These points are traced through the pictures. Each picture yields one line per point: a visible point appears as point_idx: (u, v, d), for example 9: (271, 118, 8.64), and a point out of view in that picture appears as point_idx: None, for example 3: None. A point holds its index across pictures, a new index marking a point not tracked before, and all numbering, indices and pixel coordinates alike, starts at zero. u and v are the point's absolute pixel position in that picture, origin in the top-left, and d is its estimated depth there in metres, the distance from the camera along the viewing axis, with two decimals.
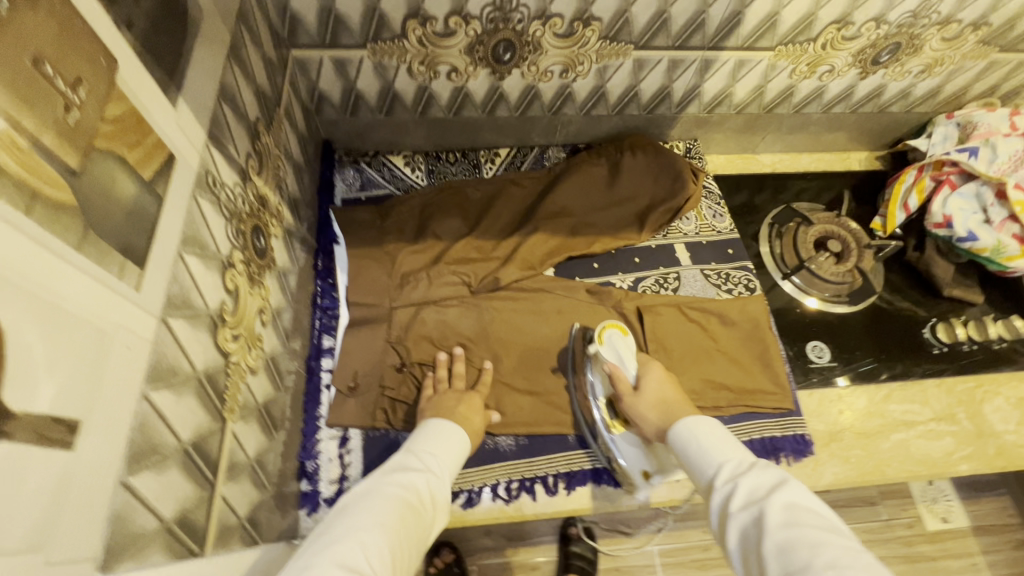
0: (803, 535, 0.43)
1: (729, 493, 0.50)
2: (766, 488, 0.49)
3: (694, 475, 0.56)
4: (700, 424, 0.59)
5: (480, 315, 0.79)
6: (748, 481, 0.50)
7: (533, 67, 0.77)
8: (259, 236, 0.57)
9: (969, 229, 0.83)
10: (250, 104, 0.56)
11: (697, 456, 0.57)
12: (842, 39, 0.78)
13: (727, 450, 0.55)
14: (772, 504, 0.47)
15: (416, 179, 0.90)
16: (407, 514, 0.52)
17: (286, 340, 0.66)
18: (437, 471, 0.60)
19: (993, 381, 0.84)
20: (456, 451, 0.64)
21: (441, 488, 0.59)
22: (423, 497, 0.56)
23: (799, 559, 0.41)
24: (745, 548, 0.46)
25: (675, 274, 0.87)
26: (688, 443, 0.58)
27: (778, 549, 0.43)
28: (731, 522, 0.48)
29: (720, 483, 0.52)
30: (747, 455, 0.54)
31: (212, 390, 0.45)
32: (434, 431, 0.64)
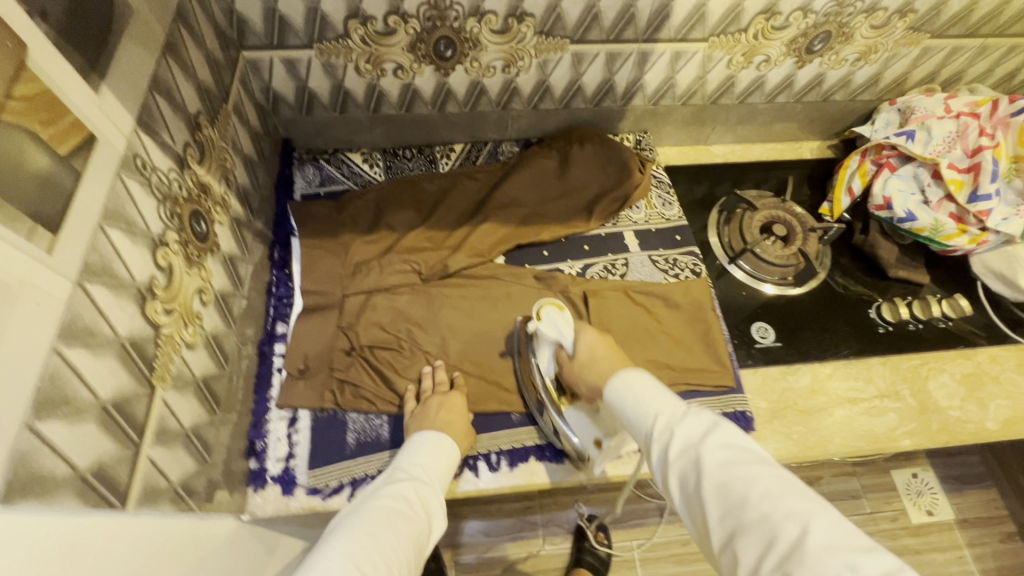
0: (736, 474, 0.47)
1: (667, 444, 0.52)
2: (698, 434, 0.51)
3: (631, 429, 0.57)
4: (636, 380, 0.59)
5: (430, 300, 0.82)
6: (681, 432, 0.52)
7: (475, 63, 0.81)
8: (199, 220, 0.60)
9: (908, 209, 0.84)
10: (190, 97, 0.60)
11: (635, 410, 0.57)
12: (773, 29, 0.81)
13: (659, 400, 0.56)
14: (706, 448, 0.50)
15: (374, 174, 0.94)
16: (398, 522, 0.56)
17: (235, 323, 0.69)
18: (426, 480, 0.63)
19: (938, 359, 0.85)
20: (444, 460, 0.66)
21: (432, 494, 0.62)
22: (414, 506, 0.59)
23: (738, 496, 0.46)
24: (685, 493, 0.50)
25: (623, 260, 0.89)
26: (623, 400, 0.58)
27: (717, 492, 0.47)
28: (670, 473, 0.51)
29: (657, 434, 0.53)
30: (675, 402, 0.55)
31: (138, 356, 0.48)
32: (417, 444, 0.67)
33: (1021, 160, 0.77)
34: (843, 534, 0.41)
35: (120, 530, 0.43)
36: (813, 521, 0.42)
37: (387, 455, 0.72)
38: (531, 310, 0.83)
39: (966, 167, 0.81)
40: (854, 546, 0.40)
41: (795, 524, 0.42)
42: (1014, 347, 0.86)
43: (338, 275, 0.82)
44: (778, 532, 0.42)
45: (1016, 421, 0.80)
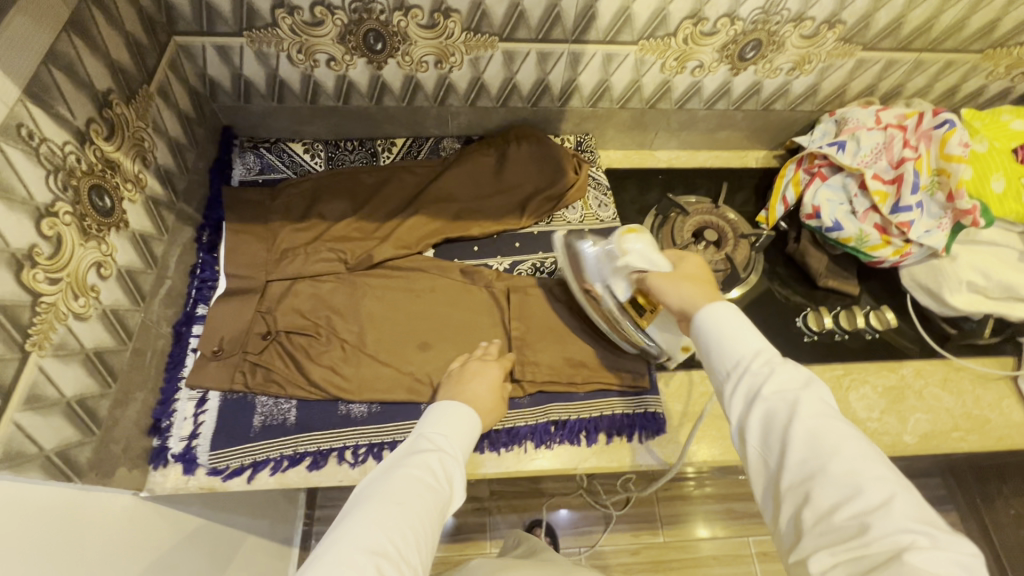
0: (832, 427, 0.48)
1: (763, 378, 0.52)
2: (798, 382, 0.51)
3: (718, 353, 0.56)
4: (727, 312, 0.58)
5: (353, 289, 0.83)
6: (781, 373, 0.52)
7: (407, 57, 0.82)
8: (102, 195, 0.61)
9: (835, 218, 0.84)
10: (99, 74, 0.61)
11: (730, 339, 0.55)
12: (702, 35, 0.81)
13: (755, 337, 0.55)
14: (806, 397, 0.50)
15: (314, 165, 0.95)
16: (425, 493, 0.56)
17: (143, 300, 0.70)
18: (451, 452, 0.62)
19: (862, 370, 0.84)
20: (467, 432, 0.65)
21: (456, 467, 0.61)
22: (438, 477, 0.59)
23: (829, 445, 0.46)
24: (766, 430, 0.50)
25: (553, 259, 0.89)
26: (719, 329, 0.56)
27: (806, 436, 0.47)
28: (759, 405, 0.51)
29: (755, 368, 0.53)
30: (768, 345, 0.54)
31: (7, 321, 0.49)
32: (446, 416, 0.66)
33: (942, 173, 0.78)
34: (923, 511, 0.42)
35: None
36: (902, 492, 0.43)
37: (291, 439, 0.72)
38: (453, 303, 0.83)
39: (891, 178, 0.81)
40: (935, 523, 0.42)
41: (881, 491, 0.43)
42: (940, 362, 0.85)
43: (263, 260, 0.83)
44: (863, 488, 0.43)
45: (934, 436, 0.79)
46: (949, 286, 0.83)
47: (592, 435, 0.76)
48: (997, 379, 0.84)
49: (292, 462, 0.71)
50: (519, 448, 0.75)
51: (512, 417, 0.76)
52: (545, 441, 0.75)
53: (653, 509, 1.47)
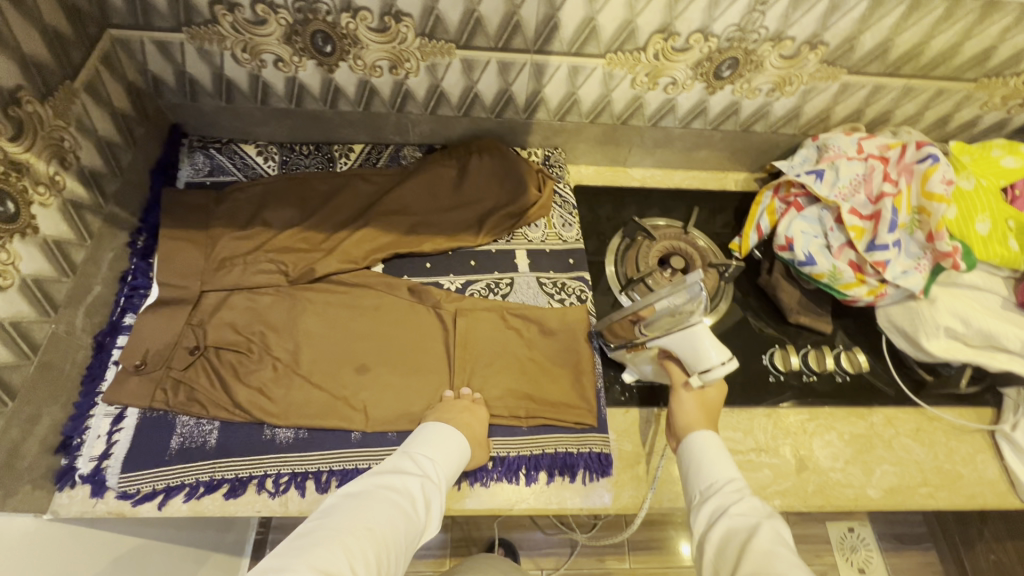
0: (784, 549, 0.51)
1: (731, 502, 0.57)
2: (762, 510, 0.56)
3: (698, 470, 0.63)
4: (713, 441, 0.64)
5: (293, 304, 0.78)
6: (748, 502, 0.57)
7: (359, 61, 0.77)
8: (2, 199, 0.57)
9: (808, 253, 0.79)
10: (6, 70, 0.57)
11: (711, 462, 0.62)
12: (674, 50, 0.76)
13: (731, 468, 0.62)
14: (767, 521, 0.54)
15: (267, 168, 0.90)
16: (399, 518, 0.55)
17: (56, 310, 0.66)
18: (434, 479, 0.61)
19: (829, 416, 0.79)
20: (455, 456, 0.64)
21: (437, 496, 0.60)
22: (416, 501, 0.58)
23: (778, 562, 0.49)
24: (725, 542, 0.54)
25: (508, 280, 0.84)
26: (704, 448, 0.64)
27: (758, 551, 0.50)
28: (721, 519, 0.56)
29: (726, 490, 0.59)
30: (742, 479, 0.61)
31: None
32: (437, 439, 0.64)
33: (922, 212, 0.73)
34: None
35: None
36: None
37: (209, 464, 0.68)
38: (397, 324, 0.78)
39: (869, 214, 0.76)
40: None
41: None
42: (913, 410, 0.80)
43: (200, 268, 0.79)
44: None
45: (901, 491, 0.74)
46: (926, 329, 0.77)
47: (532, 473, 0.71)
48: (972, 432, 0.79)
49: (208, 488, 0.67)
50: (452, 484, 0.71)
51: None
52: (480, 478, 0.71)
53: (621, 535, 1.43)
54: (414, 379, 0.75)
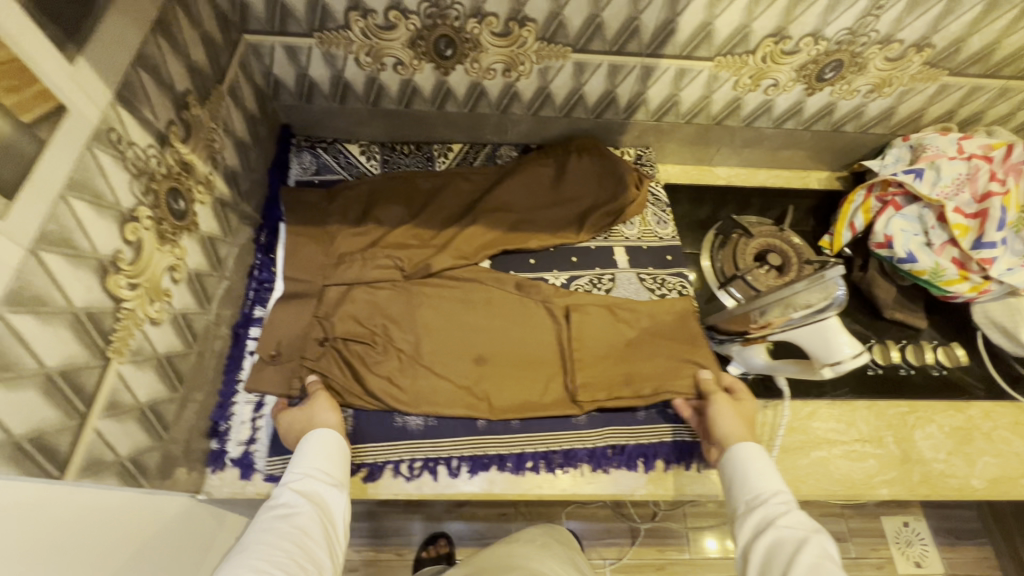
0: (831, 568, 0.52)
1: (778, 514, 0.58)
2: (809, 524, 0.57)
3: (743, 480, 0.63)
4: (759, 451, 0.65)
5: (409, 298, 0.80)
6: (795, 515, 0.58)
7: (475, 64, 0.80)
8: (177, 198, 0.61)
9: (909, 250, 0.81)
10: (180, 76, 0.61)
11: (756, 473, 0.63)
12: (782, 53, 0.78)
13: (778, 481, 0.62)
14: (813, 537, 0.55)
15: (370, 167, 0.93)
16: (284, 527, 0.56)
17: (209, 302, 0.70)
18: (312, 474, 0.62)
19: (928, 408, 0.81)
20: (328, 448, 0.64)
21: (326, 487, 0.61)
22: (296, 504, 0.58)
23: None
24: (770, 556, 0.55)
25: (610, 276, 0.87)
26: (752, 460, 0.64)
27: (807, 567, 0.52)
28: (768, 532, 0.57)
29: (771, 502, 0.60)
30: (787, 490, 0.61)
31: (92, 327, 0.48)
32: (298, 449, 0.64)
33: None
34: None
35: (38, 504, 0.42)
36: None
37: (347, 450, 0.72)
38: (511, 318, 0.81)
39: (973, 213, 0.79)
40: None
41: None
42: (1011, 404, 0.82)
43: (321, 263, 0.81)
44: None
45: (1003, 481, 0.76)
46: None
47: (650, 461, 0.75)
48: None
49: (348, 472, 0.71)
50: (575, 470, 0.74)
51: (574, 437, 0.74)
52: (602, 464, 0.74)
53: (680, 526, 1.47)
54: (533, 370, 0.77)
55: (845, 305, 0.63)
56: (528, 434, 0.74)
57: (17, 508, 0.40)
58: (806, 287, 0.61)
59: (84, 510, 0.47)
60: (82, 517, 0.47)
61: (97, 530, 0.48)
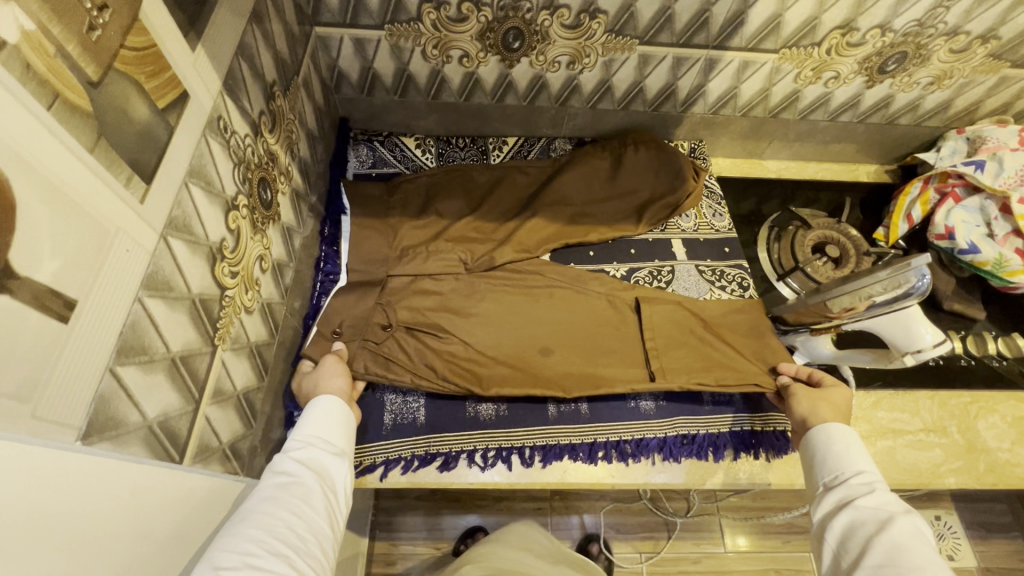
0: (921, 551, 0.49)
1: (861, 494, 0.56)
2: (895, 505, 0.54)
3: (822, 462, 0.61)
4: (843, 430, 0.63)
5: (473, 290, 0.80)
6: (881, 495, 0.55)
7: (541, 56, 0.80)
8: (266, 188, 0.61)
9: (970, 241, 0.82)
10: (268, 66, 0.61)
11: (837, 455, 0.61)
12: (848, 45, 0.79)
13: (865, 460, 0.59)
14: (900, 517, 0.52)
15: (426, 161, 0.93)
16: (283, 492, 0.49)
17: (286, 291, 0.70)
18: (314, 441, 0.55)
19: (990, 398, 0.82)
20: (334, 415, 0.59)
21: (330, 456, 0.55)
22: (298, 471, 0.52)
23: (914, 562, 0.48)
24: (849, 534, 0.54)
25: (670, 268, 0.88)
26: (831, 440, 0.62)
27: (891, 546, 0.50)
28: (848, 511, 0.55)
29: (853, 482, 0.58)
30: (874, 472, 0.58)
31: (205, 313, 0.48)
32: (303, 415, 0.58)
33: None
34: None
35: (168, 486, 0.42)
36: None
37: (422, 439, 0.72)
38: (574, 309, 0.80)
39: None
40: None
41: None
42: None
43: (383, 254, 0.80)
44: None
45: None
46: None
47: (719, 450, 0.75)
48: None
49: (423, 461, 0.71)
50: (646, 459, 0.75)
51: (643, 427, 0.75)
52: (674, 453, 0.74)
53: (715, 519, 1.48)
54: (597, 360, 0.76)
55: (928, 294, 0.62)
56: (599, 423, 0.74)
57: (154, 490, 0.40)
58: (890, 275, 0.61)
59: (201, 496, 0.47)
60: (200, 501, 0.46)
61: (211, 516, 0.48)
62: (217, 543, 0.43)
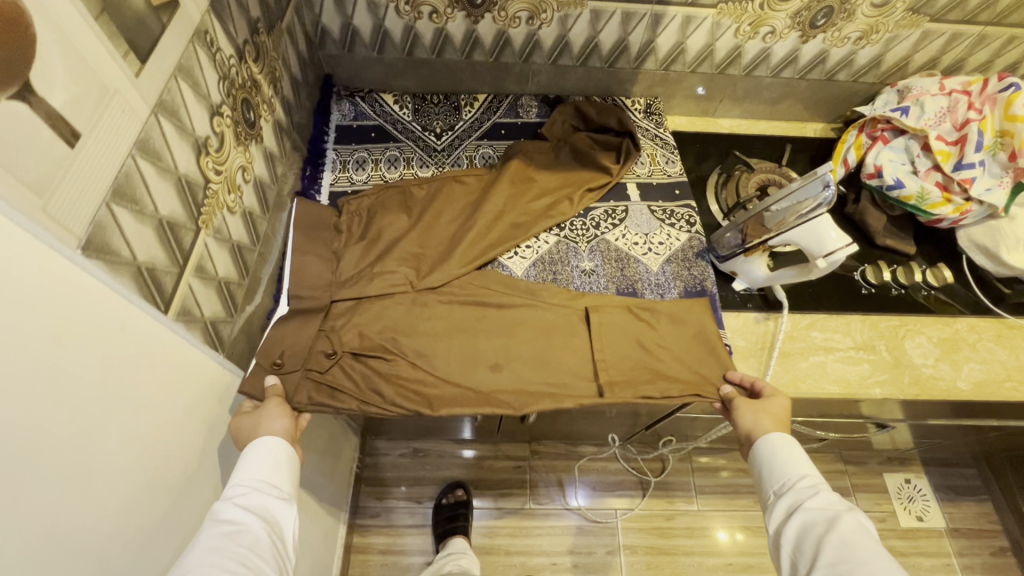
0: (864, 543, 0.55)
1: (807, 498, 0.61)
2: (839, 504, 0.60)
3: (770, 475, 0.66)
4: (785, 438, 0.67)
5: (416, 308, 0.80)
6: (824, 495, 0.61)
7: (502, 12, 0.90)
8: (248, 109, 0.70)
9: (897, 177, 0.89)
10: (253, 5, 0.70)
11: (782, 462, 0.65)
12: (778, 0, 0.87)
13: (805, 463, 0.65)
14: (843, 515, 0.58)
15: (402, 114, 1.00)
16: (226, 544, 0.51)
17: (267, 208, 0.79)
18: (258, 486, 0.58)
19: (918, 322, 0.88)
20: (279, 457, 0.60)
21: (274, 500, 0.58)
22: (242, 519, 0.54)
23: (860, 555, 0.54)
24: (803, 538, 0.59)
25: (624, 208, 0.95)
26: (775, 450, 0.66)
27: (841, 543, 0.55)
28: (801, 515, 0.60)
29: (799, 487, 0.63)
30: (816, 472, 0.64)
31: (190, 194, 0.57)
32: (245, 453, 0.60)
33: (1006, 134, 0.83)
34: None
35: (146, 324, 0.50)
36: None
37: None
38: (522, 319, 0.81)
39: (955, 140, 0.87)
40: None
41: None
42: (994, 319, 0.89)
43: (327, 281, 0.80)
44: None
45: (988, 384, 0.82)
46: (1007, 245, 0.88)
47: None
48: None
49: None
50: None
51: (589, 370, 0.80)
52: None
53: (688, 479, 1.47)
54: (547, 371, 0.76)
55: (834, 203, 0.69)
56: None
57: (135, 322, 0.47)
58: (804, 184, 0.70)
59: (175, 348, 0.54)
60: (170, 357, 0.54)
61: (178, 375, 0.55)
62: None
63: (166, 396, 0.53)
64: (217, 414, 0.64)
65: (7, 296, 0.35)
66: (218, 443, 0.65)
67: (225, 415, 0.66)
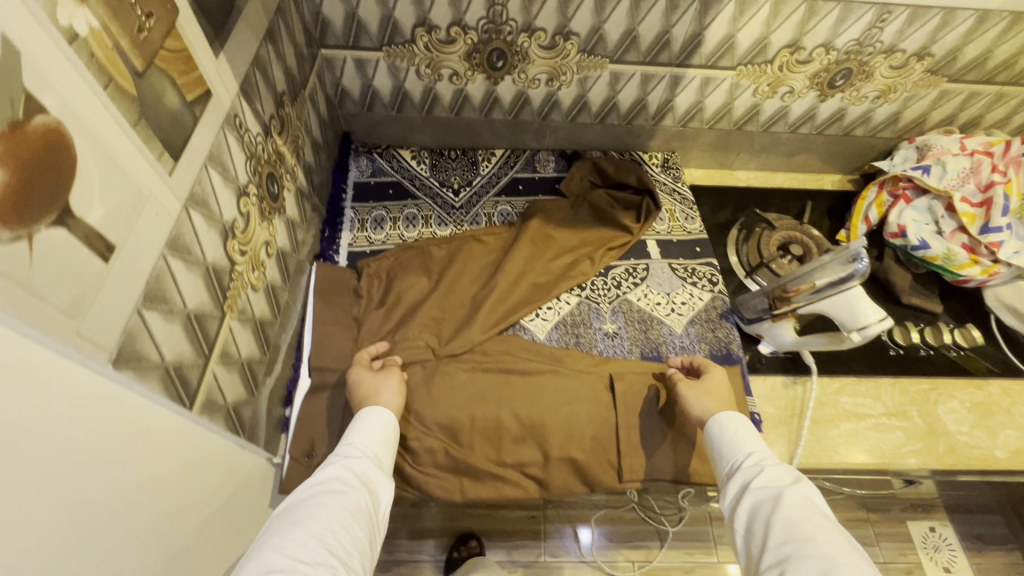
0: (811, 519, 0.52)
1: (753, 474, 0.58)
2: (786, 480, 0.57)
3: (720, 459, 0.63)
4: (734, 418, 0.65)
5: (439, 377, 0.78)
6: (771, 471, 0.58)
7: (522, 75, 0.90)
8: (273, 181, 0.69)
9: (921, 238, 0.88)
10: (279, 79, 0.70)
11: (729, 443, 0.63)
12: (797, 62, 0.88)
13: (753, 442, 0.62)
14: (789, 492, 0.54)
15: (420, 170, 1.01)
16: (332, 500, 0.53)
17: (288, 277, 0.78)
18: (364, 454, 0.60)
19: (949, 385, 0.86)
20: (386, 436, 0.64)
21: (377, 471, 0.59)
22: (350, 481, 0.56)
23: (805, 532, 0.50)
24: (752, 518, 0.55)
25: (644, 266, 0.94)
26: (723, 431, 0.64)
27: (787, 521, 0.52)
28: (748, 495, 0.56)
29: (747, 466, 0.59)
30: (765, 450, 0.61)
31: (217, 280, 0.55)
32: (359, 422, 0.64)
33: None
34: None
35: (171, 425, 0.48)
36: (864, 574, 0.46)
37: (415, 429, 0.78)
38: (547, 387, 0.79)
39: (979, 202, 0.87)
40: None
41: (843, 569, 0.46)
42: None
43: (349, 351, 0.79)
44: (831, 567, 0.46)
45: None
46: None
47: None
48: None
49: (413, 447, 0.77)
50: None
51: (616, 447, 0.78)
52: None
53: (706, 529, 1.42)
54: (572, 445, 0.75)
55: (867, 275, 0.68)
56: None
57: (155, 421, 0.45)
58: (834, 256, 0.70)
59: (198, 442, 0.52)
60: (196, 451, 0.52)
61: (203, 468, 0.53)
62: (275, 538, 0.48)
63: (192, 496, 0.51)
64: (239, 502, 0.61)
65: (37, 430, 0.33)
66: (245, 535, 0.62)
67: (249, 503, 0.64)
